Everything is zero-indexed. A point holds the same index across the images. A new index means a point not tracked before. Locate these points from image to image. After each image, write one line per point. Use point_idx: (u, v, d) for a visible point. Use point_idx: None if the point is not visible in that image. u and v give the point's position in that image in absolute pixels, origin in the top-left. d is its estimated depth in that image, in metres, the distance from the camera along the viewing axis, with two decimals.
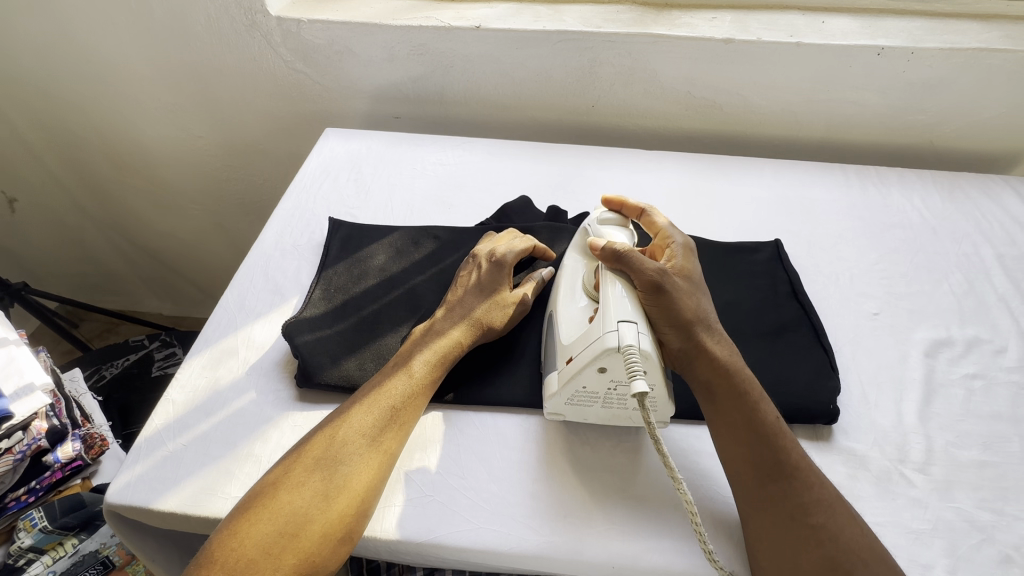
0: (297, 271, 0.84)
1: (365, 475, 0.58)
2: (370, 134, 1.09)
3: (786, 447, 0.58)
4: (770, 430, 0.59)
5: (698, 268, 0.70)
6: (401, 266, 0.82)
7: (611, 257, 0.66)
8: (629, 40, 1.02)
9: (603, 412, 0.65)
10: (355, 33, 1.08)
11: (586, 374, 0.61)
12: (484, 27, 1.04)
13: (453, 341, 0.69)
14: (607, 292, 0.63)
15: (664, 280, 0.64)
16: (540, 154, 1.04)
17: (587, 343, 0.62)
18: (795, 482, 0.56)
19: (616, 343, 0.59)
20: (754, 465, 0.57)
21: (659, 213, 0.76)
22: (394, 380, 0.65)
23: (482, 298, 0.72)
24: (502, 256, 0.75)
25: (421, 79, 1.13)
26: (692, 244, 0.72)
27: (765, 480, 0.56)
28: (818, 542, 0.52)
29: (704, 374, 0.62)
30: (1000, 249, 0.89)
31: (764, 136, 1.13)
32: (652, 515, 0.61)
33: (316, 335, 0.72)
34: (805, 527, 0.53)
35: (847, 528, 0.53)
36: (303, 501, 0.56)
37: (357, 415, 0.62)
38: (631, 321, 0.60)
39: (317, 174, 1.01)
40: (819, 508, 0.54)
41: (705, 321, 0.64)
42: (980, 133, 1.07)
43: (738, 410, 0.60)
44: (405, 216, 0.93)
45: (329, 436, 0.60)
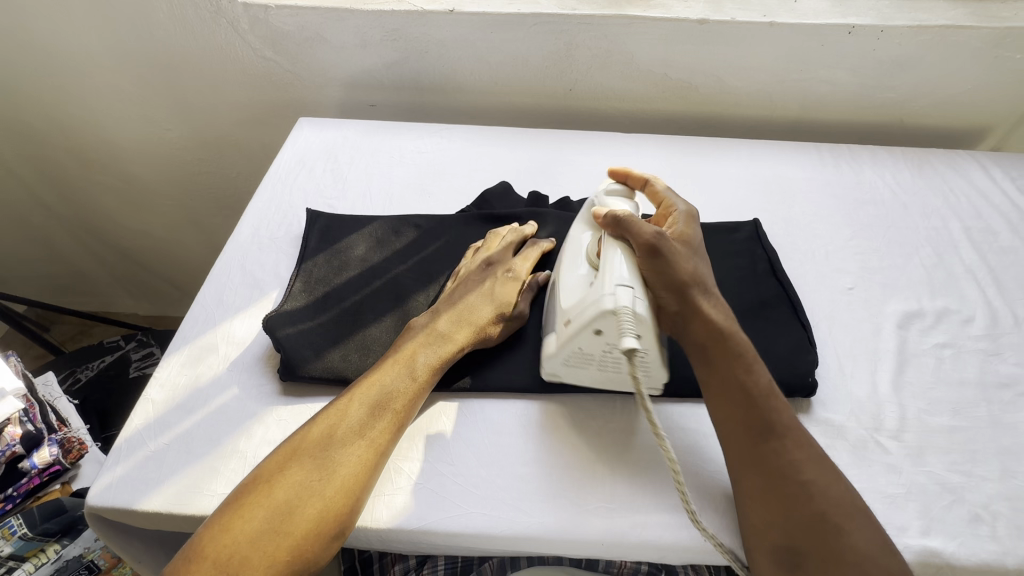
0: (276, 264, 0.82)
1: (360, 469, 0.58)
2: (345, 123, 1.07)
3: (778, 411, 0.59)
4: (762, 394, 0.60)
5: (696, 232, 0.71)
6: (382, 256, 0.81)
7: (610, 225, 0.66)
8: (604, 23, 1.01)
9: (598, 374, 0.65)
10: (325, 19, 1.05)
11: (583, 336, 0.61)
12: (458, 11, 1.02)
13: (456, 344, 0.69)
14: (607, 258, 0.64)
15: (662, 243, 0.64)
16: (518, 139, 1.04)
17: (581, 307, 0.62)
18: (787, 441, 0.58)
19: (611, 304, 0.59)
20: (748, 426, 0.59)
21: (659, 182, 0.76)
22: (391, 375, 0.65)
23: (490, 302, 0.72)
24: (518, 271, 0.76)
25: (397, 65, 1.11)
26: (693, 212, 0.73)
27: (757, 441, 0.58)
28: (808, 498, 0.54)
29: (701, 337, 0.63)
30: (967, 222, 0.91)
31: (741, 116, 1.14)
32: (639, 492, 0.62)
33: (298, 327, 0.71)
34: (798, 485, 0.55)
35: (835, 488, 0.55)
36: (298, 496, 0.55)
37: (354, 410, 0.61)
38: (628, 284, 0.60)
39: (292, 165, 0.98)
40: (808, 466, 0.56)
41: (700, 285, 0.65)
42: (947, 110, 1.10)
43: (731, 373, 0.61)
44: (385, 205, 0.92)
45: (326, 428, 0.60)
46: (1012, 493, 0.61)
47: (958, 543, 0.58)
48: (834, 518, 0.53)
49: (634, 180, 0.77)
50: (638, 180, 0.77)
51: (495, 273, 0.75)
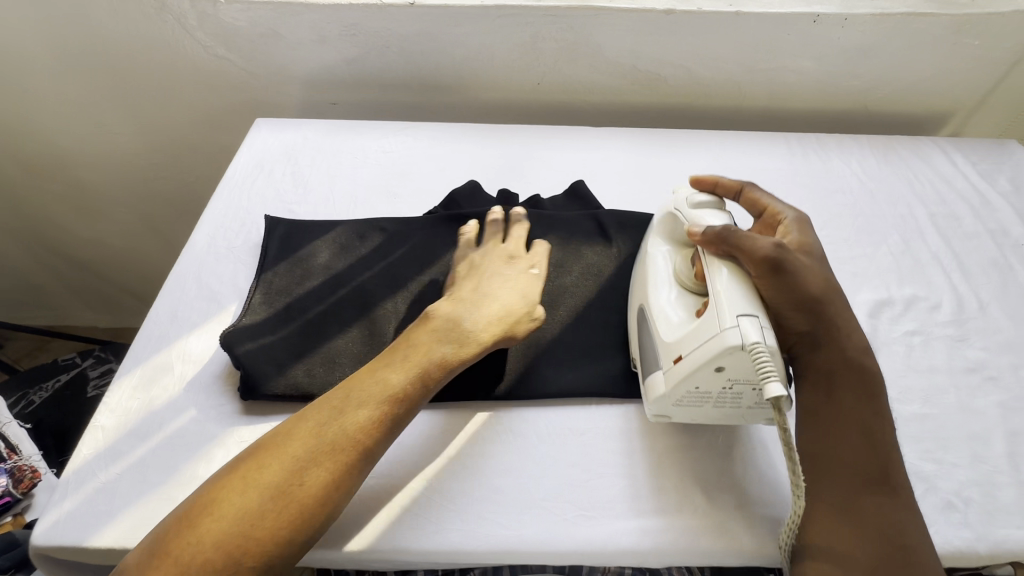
0: (234, 275, 0.78)
1: (343, 475, 0.54)
2: (304, 123, 1.02)
3: (894, 463, 0.57)
4: (882, 441, 0.57)
5: (813, 239, 0.67)
6: (347, 263, 0.78)
7: (714, 243, 0.62)
8: (569, 15, 0.99)
9: (712, 412, 0.62)
10: (278, 14, 1.00)
11: (700, 375, 0.57)
12: (418, 4, 0.98)
13: (469, 338, 0.64)
14: (714, 282, 0.59)
15: (783, 258, 0.59)
16: (486, 136, 1.01)
17: (697, 341, 0.58)
18: (895, 497, 0.55)
19: (739, 340, 0.54)
20: (857, 474, 0.56)
21: (755, 188, 0.72)
22: (394, 372, 0.60)
23: (523, 299, 0.68)
24: (538, 266, 0.73)
25: (357, 61, 1.07)
26: (803, 217, 0.69)
27: (861, 489, 0.55)
28: (898, 559, 0.52)
29: (831, 361, 0.60)
30: (932, 209, 0.92)
31: (710, 107, 1.13)
32: (617, 498, 0.60)
33: (259, 342, 0.68)
34: (893, 546, 0.52)
35: (930, 557, 0.53)
36: (273, 498, 0.51)
37: (349, 409, 0.57)
38: (751, 314, 0.56)
39: (250, 169, 0.94)
40: (911, 530, 0.54)
41: (827, 300, 0.61)
42: (908, 96, 1.11)
43: (855, 412, 0.58)
44: (349, 209, 0.88)
45: (314, 425, 0.56)
46: (981, 478, 0.62)
47: (932, 532, 0.58)
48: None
49: (727, 190, 0.72)
50: (732, 187, 0.72)
51: (518, 269, 0.71)
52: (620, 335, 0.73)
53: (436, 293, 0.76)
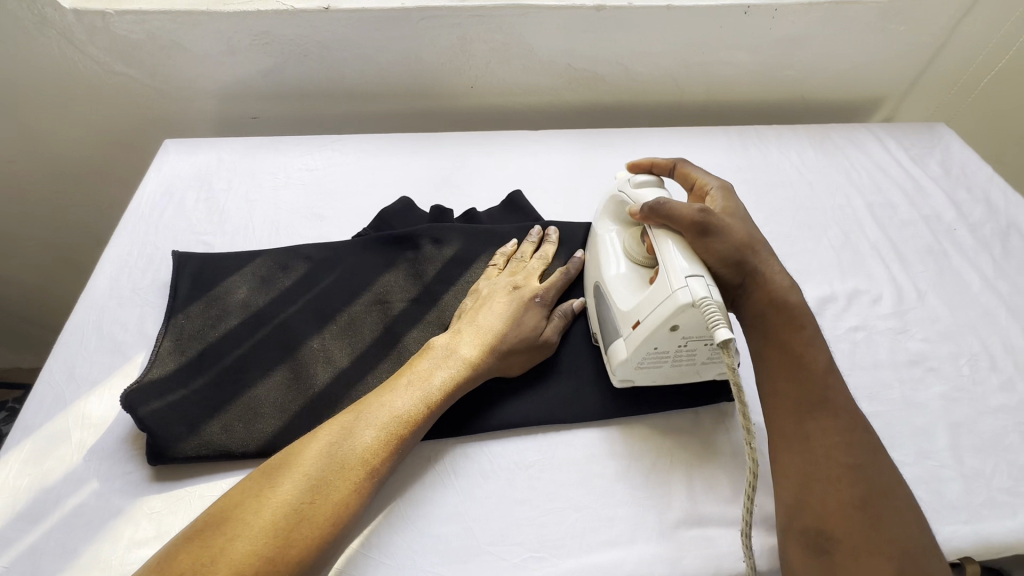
0: (141, 321, 0.71)
1: (351, 502, 0.51)
2: (219, 142, 0.94)
3: (837, 391, 0.56)
4: (827, 376, 0.57)
5: (740, 205, 0.67)
6: (268, 298, 0.72)
7: (648, 215, 0.61)
8: (497, 14, 0.94)
9: (671, 370, 0.62)
10: (180, 24, 0.91)
11: (656, 334, 0.57)
12: (334, 8, 0.91)
13: (468, 362, 0.62)
14: (661, 251, 0.59)
15: (709, 219, 0.59)
16: (419, 146, 0.95)
17: (651, 304, 0.57)
18: (840, 419, 0.54)
19: (688, 298, 0.54)
20: (795, 401, 0.56)
21: (685, 163, 0.71)
22: (401, 395, 0.58)
23: (517, 331, 0.65)
24: (544, 294, 0.70)
25: (275, 72, 0.99)
26: (729, 185, 0.68)
27: (801, 416, 0.55)
28: (850, 481, 0.51)
29: (760, 302, 0.61)
30: (869, 198, 0.93)
31: (649, 103, 1.11)
32: (569, 535, 0.57)
33: (167, 399, 0.61)
34: (839, 465, 0.51)
35: (883, 474, 0.52)
36: (288, 522, 0.48)
37: (359, 431, 0.54)
38: (699, 274, 0.55)
39: (158, 198, 0.85)
40: (857, 448, 0.53)
41: (753, 251, 0.61)
42: (841, 84, 1.12)
43: (791, 347, 0.58)
44: (271, 236, 0.82)
45: (331, 444, 0.53)
46: (928, 476, 0.62)
47: None
48: (871, 504, 0.49)
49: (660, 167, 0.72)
50: (665, 163, 0.71)
51: (520, 296, 0.69)
52: (565, 354, 0.69)
53: (368, 324, 0.70)
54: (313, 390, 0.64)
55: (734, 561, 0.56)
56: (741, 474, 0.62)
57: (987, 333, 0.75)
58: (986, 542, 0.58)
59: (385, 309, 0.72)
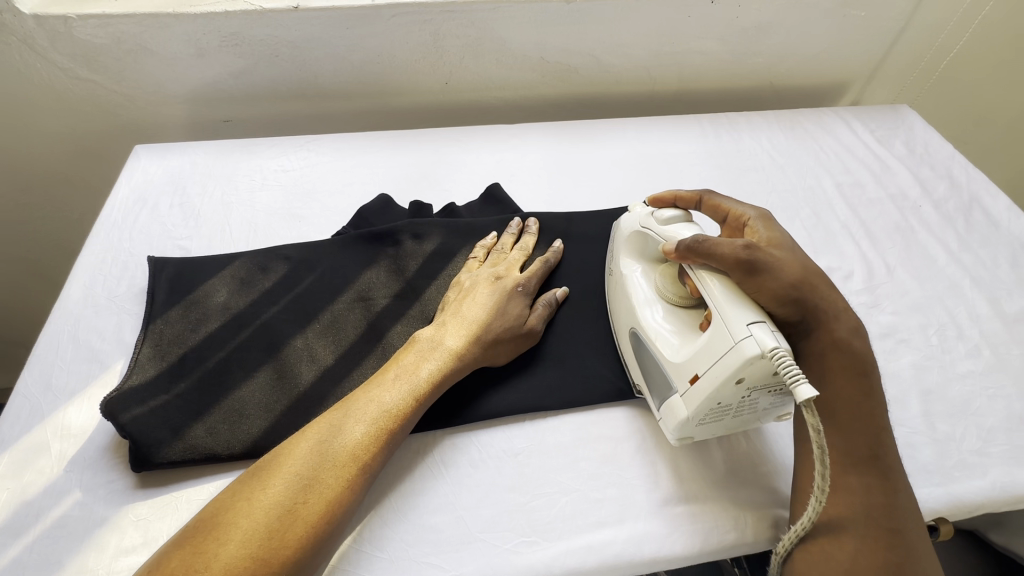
0: (118, 329, 0.70)
1: (343, 498, 0.51)
2: (191, 146, 0.93)
3: (889, 451, 0.55)
4: (880, 433, 0.56)
5: (784, 233, 0.64)
6: (248, 300, 0.71)
7: (685, 255, 0.60)
8: (468, 9, 0.94)
9: (731, 423, 0.59)
10: (145, 27, 0.89)
11: (722, 389, 0.54)
12: (304, 7, 0.90)
13: (453, 353, 0.63)
14: (709, 296, 0.57)
15: (755, 254, 0.57)
16: (395, 143, 0.95)
17: (711, 356, 0.54)
18: (889, 482, 0.54)
19: (757, 349, 0.51)
20: (844, 455, 0.55)
21: (713, 194, 0.69)
22: (387, 389, 0.58)
23: (502, 319, 0.66)
24: (526, 283, 0.71)
25: (245, 74, 0.98)
26: (767, 213, 0.65)
27: (847, 469, 0.55)
28: (885, 543, 0.51)
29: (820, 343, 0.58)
30: (838, 179, 0.95)
31: (622, 93, 1.13)
32: (558, 518, 0.58)
33: (149, 405, 0.60)
34: (881, 528, 0.52)
35: (920, 540, 0.52)
36: (281, 522, 0.48)
37: (349, 427, 0.54)
38: (759, 321, 0.53)
39: (130, 204, 0.84)
40: (901, 513, 0.53)
41: (808, 285, 0.59)
42: (808, 69, 1.15)
43: (848, 395, 0.57)
44: (249, 238, 0.81)
45: (319, 441, 0.53)
46: (902, 442, 0.64)
47: None
48: (903, 569, 0.50)
49: (686, 201, 0.71)
50: (688, 198, 0.70)
51: (504, 287, 0.69)
52: (550, 343, 0.70)
53: (351, 322, 0.70)
54: (299, 389, 0.64)
55: (721, 534, 0.58)
56: (723, 449, 0.63)
57: (954, 304, 0.78)
58: (958, 501, 0.60)
59: (368, 306, 0.72)
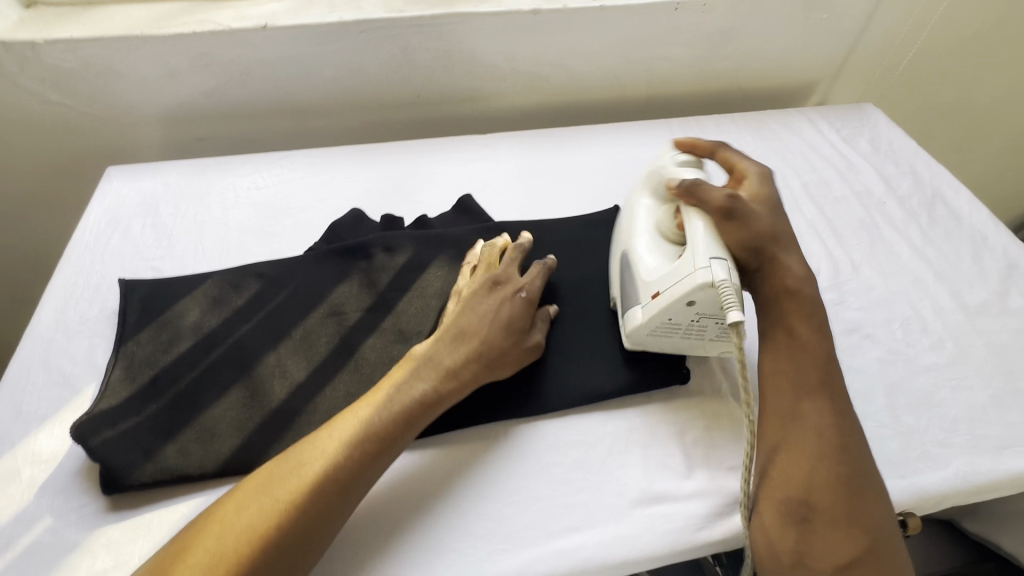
0: (91, 352, 0.70)
1: (312, 516, 0.51)
2: (164, 167, 0.93)
3: (831, 374, 0.58)
4: (823, 358, 0.59)
5: (773, 193, 0.68)
6: (219, 319, 0.72)
7: (680, 193, 0.65)
8: (436, 23, 0.95)
9: (679, 342, 0.66)
10: (114, 50, 0.90)
11: (674, 308, 0.60)
12: (272, 26, 0.91)
13: (441, 365, 0.62)
14: (688, 228, 0.62)
15: (736, 204, 0.62)
16: (368, 157, 0.96)
17: (674, 277, 0.60)
18: (833, 401, 0.57)
19: (708, 278, 0.57)
20: (791, 380, 0.58)
21: (725, 148, 0.73)
22: (367, 406, 0.58)
23: (503, 329, 0.65)
24: (525, 291, 0.69)
25: (217, 93, 0.99)
26: (768, 173, 0.70)
27: (800, 396, 0.57)
28: (837, 460, 0.54)
29: (776, 288, 0.62)
30: (805, 178, 0.97)
31: (594, 100, 1.14)
32: (529, 525, 0.58)
33: (120, 428, 0.60)
34: (831, 445, 0.54)
35: (862, 450, 0.55)
36: (246, 540, 0.49)
37: (323, 444, 0.55)
38: (720, 257, 0.58)
39: (102, 227, 0.84)
40: (848, 432, 0.55)
41: (775, 238, 0.63)
42: (775, 72, 1.17)
43: (795, 326, 0.60)
44: (222, 256, 0.81)
45: (291, 461, 0.54)
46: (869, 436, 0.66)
47: None
48: (853, 481, 0.53)
49: (702, 150, 0.74)
50: (705, 147, 0.73)
51: (502, 295, 0.68)
52: None
53: (323, 337, 0.71)
54: (271, 406, 0.64)
55: (690, 533, 0.59)
56: (692, 450, 0.65)
57: (918, 298, 0.80)
58: (921, 492, 0.62)
59: (340, 320, 0.72)
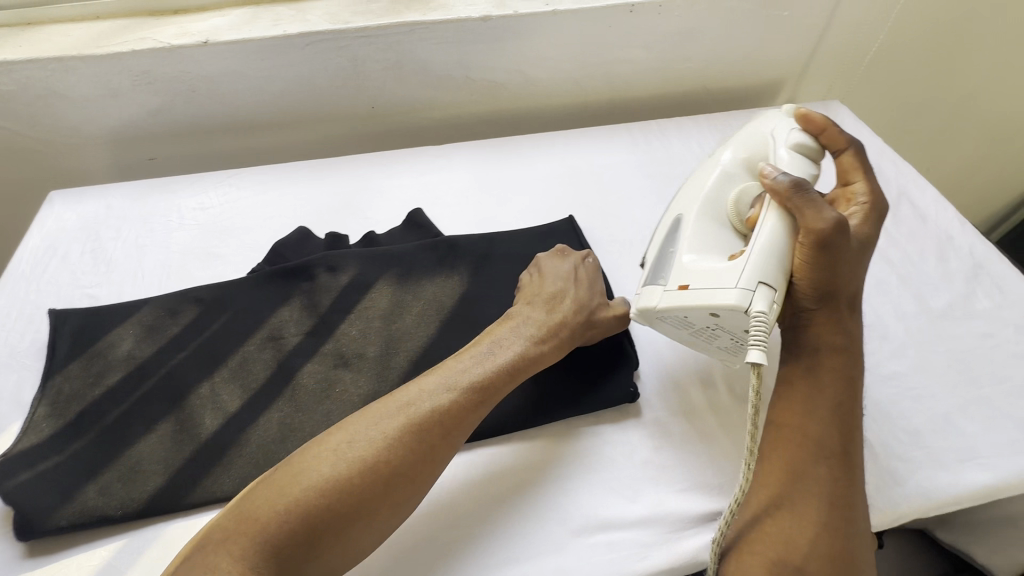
0: (18, 387, 0.67)
1: (402, 452, 0.51)
2: (107, 189, 0.91)
3: (856, 444, 0.55)
4: (852, 427, 0.56)
5: (875, 233, 0.62)
6: (154, 348, 0.69)
7: (782, 190, 0.58)
8: (383, 34, 0.93)
9: (685, 338, 0.63)
10: (51, 72, 0.88)
11: (695, 311, 0.57)
12: (213, 41, 0.89)
13: (540, 323, 0.64)
14: (765, 225, 0.58)
15: (838, 236, 0.56)
16: (318, 172, 0.94)
17: (709, 282, 0.56)
18: (850, 471, 0.54)
19: (747, 303, 0.53)
20: (814, 443, 0.54)
21: (858, 153, 0.66)
22: (460, 357, 0.60)
23: (586, 289, 0.69)
24: (592, 262, 0.73)
25: (163, 111, 0.96)
26: (879, 211, 0.64)
27: (818, 460, 0.54)
28: (842, 533, 0.52)
29: (823, 340, 0.57)
30: None
31: (554, 106, 1.12)
32: (463, 558, 0.56)
33: (39, 469, 0.58)
34: (837, 516, 0.52)
35: (863, 526, 0.53)
36: (344, 465, 0.49)
37: (417, 386, 0.56)
38: (770, 286, 0.54)
39: (39, 254, 0.82)
40: (855, 505, 0.53)
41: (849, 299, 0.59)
42: (739, 72, 1.15)
43: (826, 386, 0.56)
44: (162, 281, 0.79)
45: (390, 399, 0.55)
46: None
47: None
48: (853, 556, 0.51)
49: (832, 141, 0.67)
50: (838, 140, 0.67)
51: (576, 264, 0.72)
52: None
53: (260, 363, 0.68)
54: (200, 439, 0.62)
55: (632, 562, 0.56)
56: (642, 473, 0.62)
57: (881, 303, 0.77)
58: (877, 510, 0.59)
59: (278, 346, 0.70)
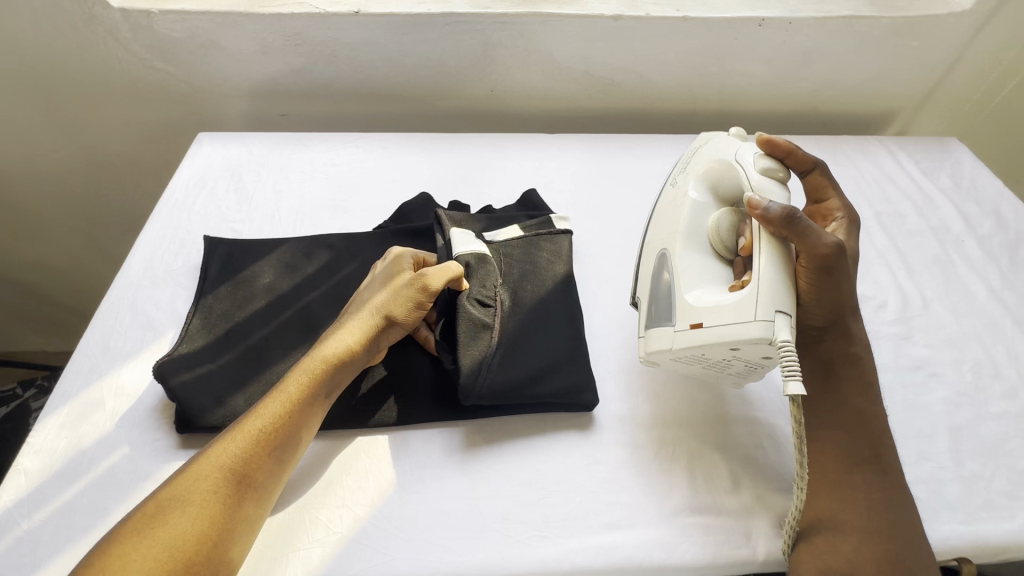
0: (172, 300, 0.75)
1: (212, 514, 0.50)
2: (249, 137, 0.98)
3: (885, 450, 0.58)
4: (875, 434, 0.59)
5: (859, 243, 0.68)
6: (292, 282, 0.75)
7: (775, 221, 0.56)
8: (518, 21, 0.98)
9: (697, 368, 0.64)
10: (218, 24, 0.96)
11: (714, 345, 0.57)
12: (363, 12, 0.96)
13: (339, 349, 0.62)
14: (766, 261, 0.56)
15: (838, 258, 0.56)
16: (439, 145, 0.99)
17: (724, 317, 0.56)
18: (881, 475, 0.57)
19: (769, 334, 0.53)
20: (844, 453, 0.57)
21: (823, 171, 0.71)
22: (264, 404, 0.58)
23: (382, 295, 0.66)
24: (396, 257, 0.69)
25: (303, 71, 1.04)
26: (854, 219, 0.69)
27: (851, 468, 0.57)
28: (887, 536, 0.54)
29: (834, 355, 0.60)
30: (877, 208, 0.93)
31: (664, 110, 1.14)
32: (571, 516, 0.59)
33: (197, 372, 0.65)
34: (880, 521, 0.54)
35: (914, 532, 0.55)
36: (153, 548, 0.47)
37: (217, 448, 0.54)
38: (787, 311, 0.54)
39: (190, 187, 0.90)
40: (897, 511, 0.55)
41: (848, 310, 0.60)
42: (853, 98, 1.14)
43: (851, 399, 0.60)
44: (296, 226, 0.86)
45: (193, 465, 0.53)
46: (927, 477, 0.63)
47: None
48: (901, 560, 0.53)
49: (798, 162, 0.69)
50: (803, 161, 0.70)
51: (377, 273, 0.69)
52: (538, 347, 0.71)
53: None
54: None
55: (728, 549, 0.58)
56: (738, 467, 0.64)
57: (991, 342, 0.76)
58: (982, 542, 0.59)
59: None
